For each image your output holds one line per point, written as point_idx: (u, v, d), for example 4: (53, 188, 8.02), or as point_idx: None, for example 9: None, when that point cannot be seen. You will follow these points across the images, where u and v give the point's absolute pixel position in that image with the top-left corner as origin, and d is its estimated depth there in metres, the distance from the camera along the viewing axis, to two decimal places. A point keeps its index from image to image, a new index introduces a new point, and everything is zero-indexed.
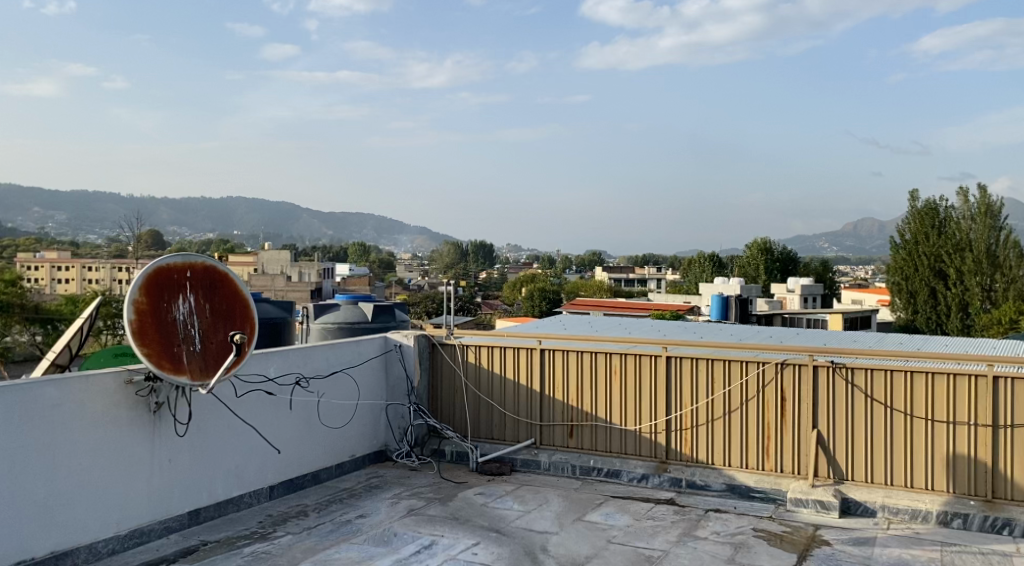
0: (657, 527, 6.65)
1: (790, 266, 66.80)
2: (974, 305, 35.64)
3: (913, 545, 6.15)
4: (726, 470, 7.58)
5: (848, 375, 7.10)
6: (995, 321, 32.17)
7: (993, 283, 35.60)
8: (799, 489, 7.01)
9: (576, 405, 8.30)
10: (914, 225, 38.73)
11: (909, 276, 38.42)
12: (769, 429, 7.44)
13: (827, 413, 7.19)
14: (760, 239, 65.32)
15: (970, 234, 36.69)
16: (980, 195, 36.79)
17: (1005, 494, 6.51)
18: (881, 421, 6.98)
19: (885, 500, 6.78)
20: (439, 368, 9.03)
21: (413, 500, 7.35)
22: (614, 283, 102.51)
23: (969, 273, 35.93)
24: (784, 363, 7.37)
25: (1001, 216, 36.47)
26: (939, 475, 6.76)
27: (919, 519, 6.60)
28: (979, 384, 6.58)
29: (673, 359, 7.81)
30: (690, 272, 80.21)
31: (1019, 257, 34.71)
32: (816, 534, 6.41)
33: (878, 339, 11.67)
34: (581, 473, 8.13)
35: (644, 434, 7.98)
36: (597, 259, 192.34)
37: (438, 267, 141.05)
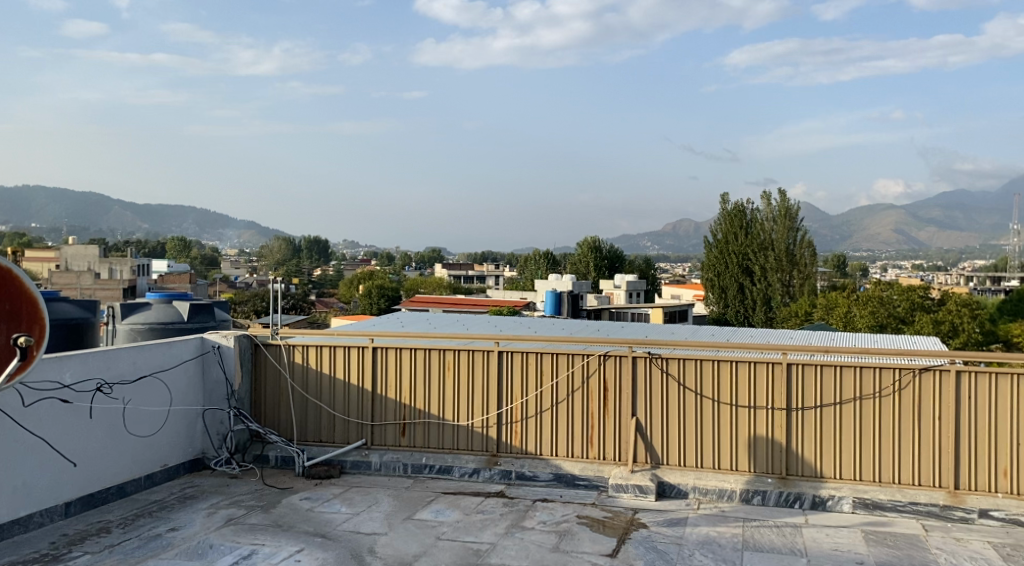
0: (486, 521, 6.73)
1: (618, 263, 70.25)
2: (776, 299, 39.43)
3: (720, 523, 6.61)
4: (553, 460, 7.79)
5: (663, 364, 7.52)
6: (793, 313, 35.53)
7: (791, 279, 39.52)
8: (619, 476, 7.35)
9: (408, 403, 8.22)
10: (725, 226, 41.47)
11: (720, 272, 41.16)
12: (593, 419, 7.72)
13: (644, 403, 7.58)
14: (590, 238, 68.04)
15: (772, 235, 40.04)
16: (780, 199, 40.34)
17: (796, 470, 7.17)
18: (693, 407, 7.44)
19: (697, 482, 7.23)
20: (262, 369, 8.63)
21: (232, 509, 6.98)
22: (452, 279, 103.48)
23: (772, 271, 39.53)
24: (606, 355, 7.66)
25: (798, 217, 40.19)
26: (742, 455, 7.33)
27: (725, 498, 7.11)
28: (775, 370, 7.20)
29: (504, 353, 7.93)
30: (524, 269, 82.29)
31: (813, 256, 39.18)
32: (634, 518, 6.74)
33: (695, 331, 12.51)
34: (412, 471, 8.04)
35: (476, 429, 8.05)
36: (436, 256, 192.70)
37: (269, 263, 135.50)
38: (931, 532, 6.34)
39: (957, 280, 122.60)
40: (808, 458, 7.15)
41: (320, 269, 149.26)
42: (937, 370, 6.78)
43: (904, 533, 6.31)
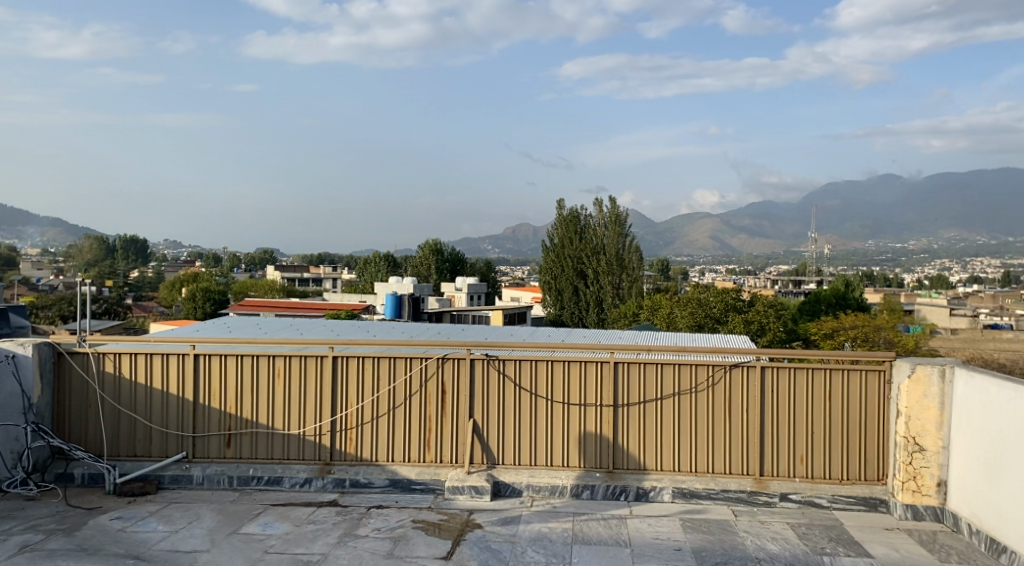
0: (318, 531, 6.52)
1: (459, 266, 70.75)
2: (607, 301, 41.12)
3: (552, 518, 6.80)
4: (389, 466, 7.67)
5: (499, 366, 7.63)
6: (623, 315, 37.31)
7: (621, 282, 41.43)
8: (455, 477, 7.38)
9: (234, 413, 7.79)
10: (561, 231, 43.09)
11: (556, 276, 42.57)
12: (429, 422, 7.68)
13: (480, 405, 7.65)
14: (431, 240, 67.97)
15: (604, 240, 41.89)
16: (611, 206, 42.33)
17: (623, 464, 7.50)
18: (527, 407, 7.60)
19: (530, 480, 7.40)
20: (66, 379, 7.88)
21: (28, 535, 6.31)
22: (286, 282, 99.84)
23: (604, 274, 41.29)
24: (444, 358, 7.66)
25: (627, 224, 42.52)
26: (572, 452, 7.56)
27: (557, 494, 7.34)
28: (604, 369, 7.51)
29: (340, 358, 7.71)
30: (364, 272, 80.99)
31: (640, 261, 41.12)
32: (469, 519, 6.78)
33: (531, 332, 12.78)
34: (238, 484, 7.65)
35: (308, 437, 7.76)
36: (270, 258, 185.12)
37: (78, 264, 124.23)
38: (740, 517, 6.88)
39: (767, 283, 134.01)
40: (633, 452, 7.50)
41: (139, 270, 138.92)
42: (746, 366, 7.36)
43: (716, 519, 6.81)
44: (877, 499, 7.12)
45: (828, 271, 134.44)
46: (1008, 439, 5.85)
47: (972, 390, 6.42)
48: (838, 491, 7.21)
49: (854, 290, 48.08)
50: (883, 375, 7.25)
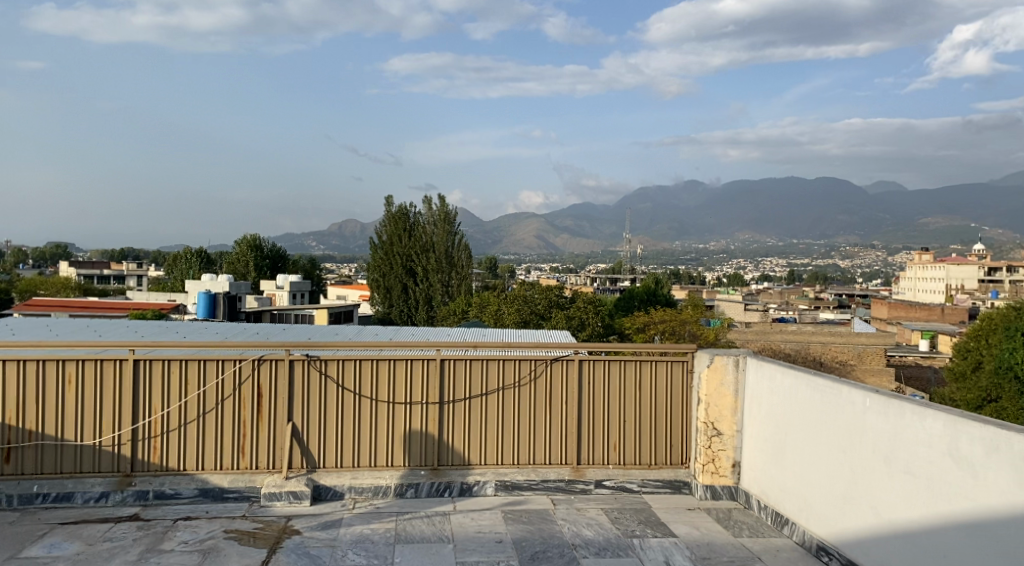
0: (115, 549, 6.00)
1: (280, 263, 67.99)
2: (437, 299, 41.32)
3: (374, 519, 6.70)
4: (199, 474, 7.21)
5: (321, 366, 7.35)
6: (451, 312, 37.53)
7: (450, 279, 41.85)
8: (272, 483, 7.09)
9: (14, 424, 6.99)
10: (389, 228, 42.20)
11: (385, 274, 41.79)
12: (244, 427, 7.29)
13: (300, 407, 7.34)
14: (250, 235, 64.57)
15: (432, 237, 41.84)
16: (440, 204, 42.30)
17: (447, 460, 7.51)
18: (350, 407, 7.39)
19: (352, 482, 7.30)
20: None
21: None
22: (81, 279, 91.03)
23: (433, 272, 41.45)
24: (260, 360, 7.29)
25: (455, 222, 42.71)
26: (397, 451, 7.45)
27: (380, 494, 7.32)
28: (429, 367, 7.47)
29: (143, 362, 7.11)
30: (174, 268, 75.55)
31: (469, 259, 41.87)
32: (287, 526, 6.52)
33: (357, 331, 12.49)
34: (20, 503, 6.92)
35: (104, 447, 7.10)
36: (63, 253, 168.25)
37: None
38: (558, 505, 7.16)
39: (586, 280, 140.00)
40: (458, 448, 7.53)
41: None
42: (565, 360, 7.63)
43: (536, 509, 7.03)
44: (680, 481, 7.71)
45: (641, 269, 142.66)
46: (790, 422, 6.48)
47: (761, 377, 7.07)
48: (646, 475, 7.70)
49: (663, 287, 51.37)
50: (685, 365, 7.79)
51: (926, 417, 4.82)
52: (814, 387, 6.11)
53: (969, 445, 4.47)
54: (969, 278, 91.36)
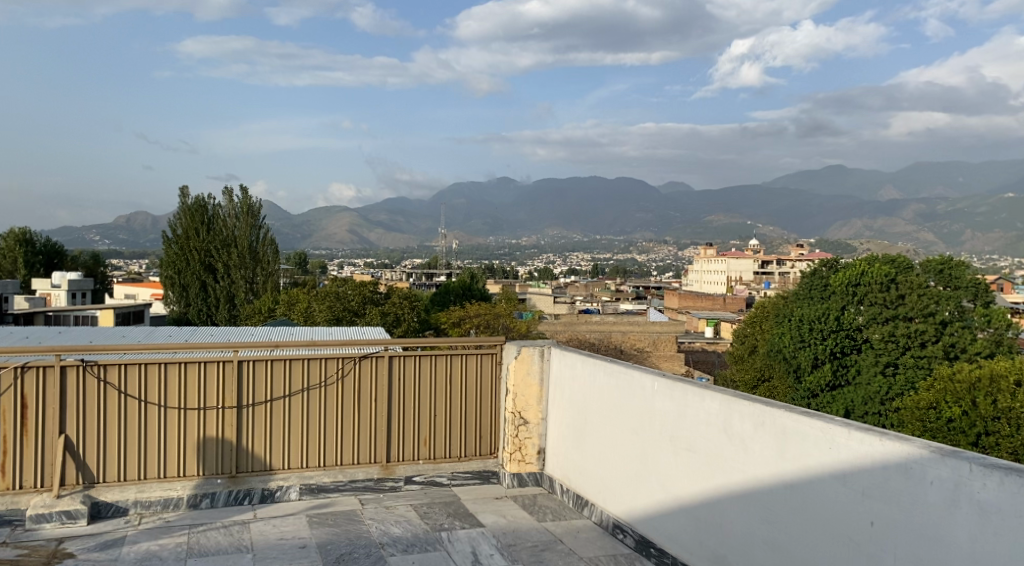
0: None
1: (55, 259, 61.36)
2: (240, 297, 39.27)
3: (163, 534, 6.20)
4: None
5: (99, 372, 6.66)
6: (256, 310, 35.65)
7: (254, 275, 39.86)
8: (41, 504, 6.32)
9: None
10: (184, 221, 39.32)
11: (180, 270, 38.89)
12: (5, 444, 6.44)
13: (75, 418, 6.61)
14: (19, 228, 57.51)
15: (234, 231, 39.63)
16: (241, 195, 40.10)
17: (246, 467, 7.11)
18: (135, 416, 6.78)
19: (138, 495, 6.71)
20: None
21: None
22: None
23: (235, 267, 39.21)
24: (25, 367, 6.45)
25: (259, 215, 40.75)
26: (189, 460, 6.95)
27: (171, 507, 6.79)
28: (225, 369, 7.01)
29: None
30: None
31: (275, 254, 40.20)
32: (58, 549, 5.86)
33: (148, 332, 11.52)
34: None
35: None
36: None
37: None
38: (366, 505, 7.02)
39: (400, 275, 139.18)
40: (258, 453, 7.15)
41: None
42: (374, 356, 7.47)
43: (342, 510, 6.85)
44: (489, 471, 7.83)
45: (454, 263, 144.18)
46: (589, 408, 6.79)
47: (563, 366, 7.35)
48: (455, 468, 7.76)
49: (474, 280, 52.24)
50: (495, 357, 7.94)
51: (705, 397, 5.23)
52: (610, 373, 6.44)
53: (741, 422, 4.90)
54: (744, 271, 101.66)
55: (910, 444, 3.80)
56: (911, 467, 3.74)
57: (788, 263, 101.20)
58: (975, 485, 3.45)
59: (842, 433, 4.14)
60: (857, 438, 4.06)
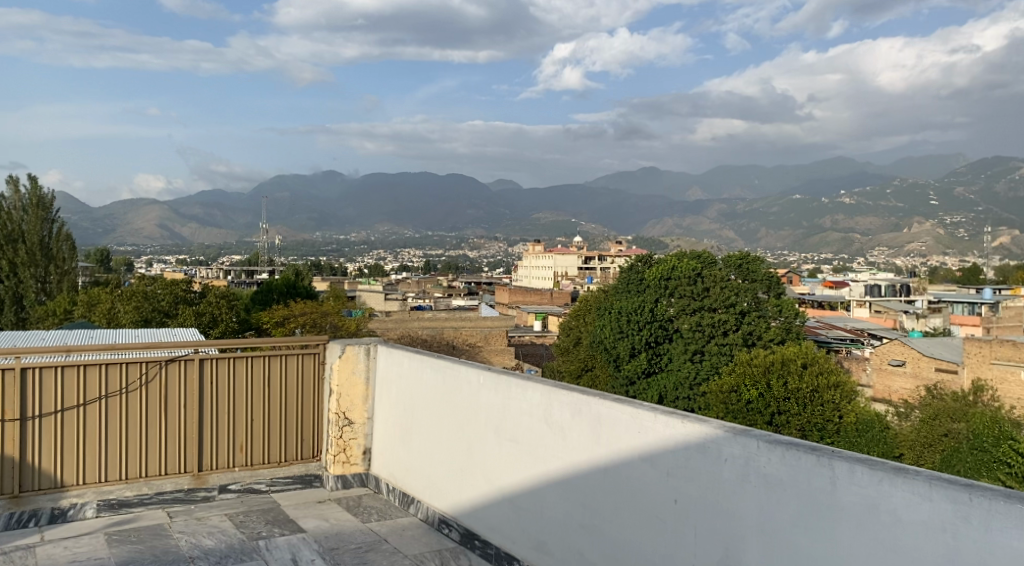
0: None
1: None
2: (29, 297, 35.13)
3: None
4: None
5: None
6: (50, 312, 32.24)
7: (47, 275, 36.15)
8: None
9: None
10: None
11: None
12: None
13: None
14: None
15: (22, 226, 35.71)
16: (29, 186, 36.25)
17: (31, 486, 6.40)
18: None
19: None
20: None
21: None
22: None
23: (23, 265, 35.15)
24: None
25: (50, 208, 37.04)
26: None
27: None
28: (6, 378, 6.23)
29: None
30: None
31: (71, 250, 36.80)
32: None
33: None
34: None
35: None
36: None
37: None
38: (175, 518, 6.54)
39: (218, 273, 131.80)
40: (45, 469, 6.46)
41: None
42: (182, 360, 6.97)
43: (147, 525, 6.33)
44: (311, 474, 7.57)
45: (278, 260, 138.29)
46: (415, 405, 6.73)
47: (390, 363, 7.23)
48: (276, 474, 7.43)
49: (300, 278, 50.37)
50: (317, 357, 7.68)
51: (527, 389, 5.35)
52: (437, 369, 6.40)
53: (560, 411, 5.05)
54: (570, 267, 105.40)
55: (708, 425, 4.07)
56: (709, 446, 4.02)
57: (609, 260, 106.45)
58: (761, 459, 3.76)
59: (648, 416, 4.37)
60: (662, 421, 4.30)
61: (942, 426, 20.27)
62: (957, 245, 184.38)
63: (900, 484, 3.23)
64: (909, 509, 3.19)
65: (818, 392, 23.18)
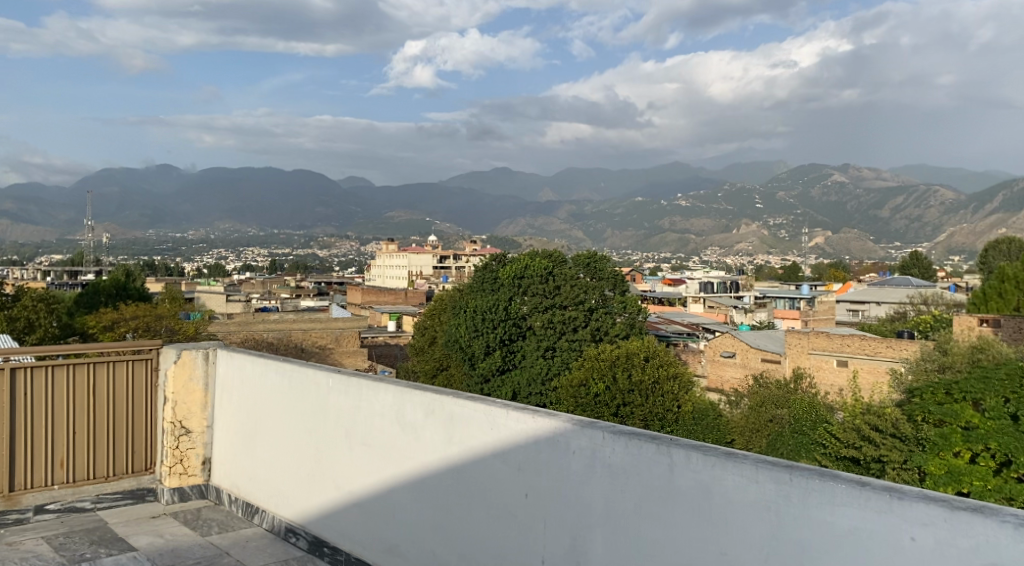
0: None
1: None
2: None
3: None
4: None
5: None
6: None
7: None
8: None
9: None
10: None
11: None
12: None
13: None
14: None
15: None
16: None
17: None
18: None
19: None
20: None
21: None
22: None
23: None
24: None
25: None
26: None
27: None
28: None
29: None
30: None
31: None
32: None
33: None
34: None
35: None
36: None
37: None
38: None
39: (37, 274, 120.32)
40: None
41: None
42: None
43: None
44: (144, 489, 7.05)
45: (107, 260, 128.11)
46: (259, 411, 6.46)
47: (230, 367, 6.89)
48: (102, 490, 6.87)
49: (132, 279, 46.89)
50: (150, 363, 7.18)
51: (379, 389, 5.26)
52: (282, 373, 6.16)
53: (412, 412, 4.99)
54: (424, 266, 104.88)
55: (558, 420, 4.17)
56: (558, 440, 4.11)
57: (463, 259, 106.74)
58: (606, 449, 3.91)
59: (501, 413, 4.41)
60: (514, 417, 4.35)
61: (768, 412, 21.93)
62: (779, 245, 200.51)
63: (731, 467, 3.45)
64: (737, 490, 3.42)
65: (658, 384, 24.40)
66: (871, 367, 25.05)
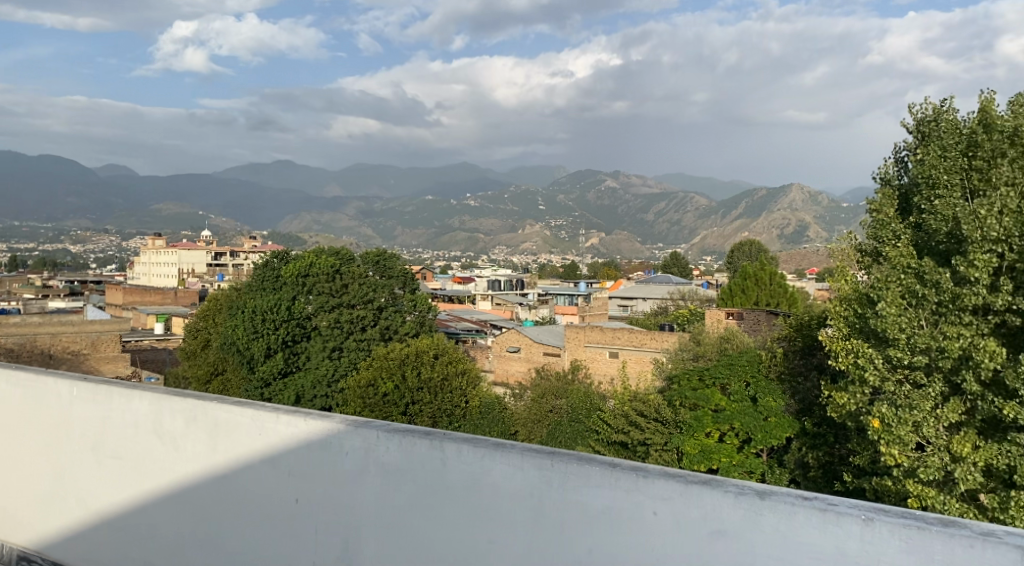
0: None
1: None
2: None
3: None
4: None
5: None
6: None
7: None
8: None
9: None
10: None
11: None
12: None
13: None
14: None
15: None
16: None
17: None
18: None
19: None
20: None
21: None
22: None
23: None
24: None
25: None
26: None
27: None
28: None
29: None
30: None
31: None
32: None
33: None
34: None
35: None
36: None
37: None
38: None
39: None
40: None
41: None
42: None
43: None
44: None
45: None
46: None
47: None
48: None
49: None
50: None
51: (132, 398, 4.81)
52: (15, 383, 5.43)
53: (170, 420, 4.61)
54: (196, 263, 97.45)
55: (331, 420, 4.07)
56: (331, 441, 4.00)
57: (241, 255, 100.89)
58: (379, 449, 3.85)
59: (270, 418, 4.21)
60: (284, 421, 4.17)
61: (548, 403, 23.02)
62: (558, 246, 210.77)
63: (498, 457, 3.55)
64: (504, 478, 3.52)
65: (446, 380, 24.73)
66: (637, 357, 27.02)
